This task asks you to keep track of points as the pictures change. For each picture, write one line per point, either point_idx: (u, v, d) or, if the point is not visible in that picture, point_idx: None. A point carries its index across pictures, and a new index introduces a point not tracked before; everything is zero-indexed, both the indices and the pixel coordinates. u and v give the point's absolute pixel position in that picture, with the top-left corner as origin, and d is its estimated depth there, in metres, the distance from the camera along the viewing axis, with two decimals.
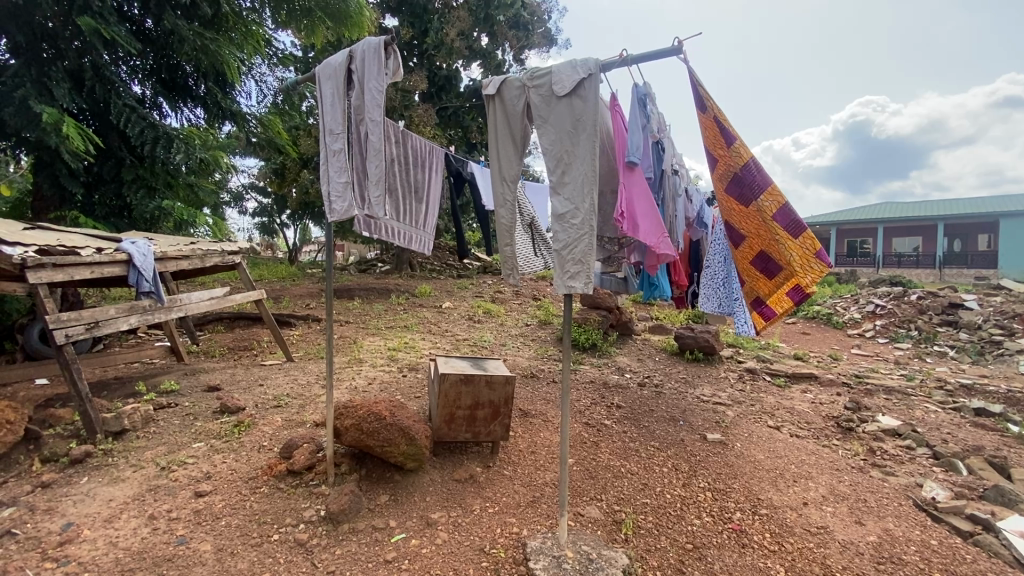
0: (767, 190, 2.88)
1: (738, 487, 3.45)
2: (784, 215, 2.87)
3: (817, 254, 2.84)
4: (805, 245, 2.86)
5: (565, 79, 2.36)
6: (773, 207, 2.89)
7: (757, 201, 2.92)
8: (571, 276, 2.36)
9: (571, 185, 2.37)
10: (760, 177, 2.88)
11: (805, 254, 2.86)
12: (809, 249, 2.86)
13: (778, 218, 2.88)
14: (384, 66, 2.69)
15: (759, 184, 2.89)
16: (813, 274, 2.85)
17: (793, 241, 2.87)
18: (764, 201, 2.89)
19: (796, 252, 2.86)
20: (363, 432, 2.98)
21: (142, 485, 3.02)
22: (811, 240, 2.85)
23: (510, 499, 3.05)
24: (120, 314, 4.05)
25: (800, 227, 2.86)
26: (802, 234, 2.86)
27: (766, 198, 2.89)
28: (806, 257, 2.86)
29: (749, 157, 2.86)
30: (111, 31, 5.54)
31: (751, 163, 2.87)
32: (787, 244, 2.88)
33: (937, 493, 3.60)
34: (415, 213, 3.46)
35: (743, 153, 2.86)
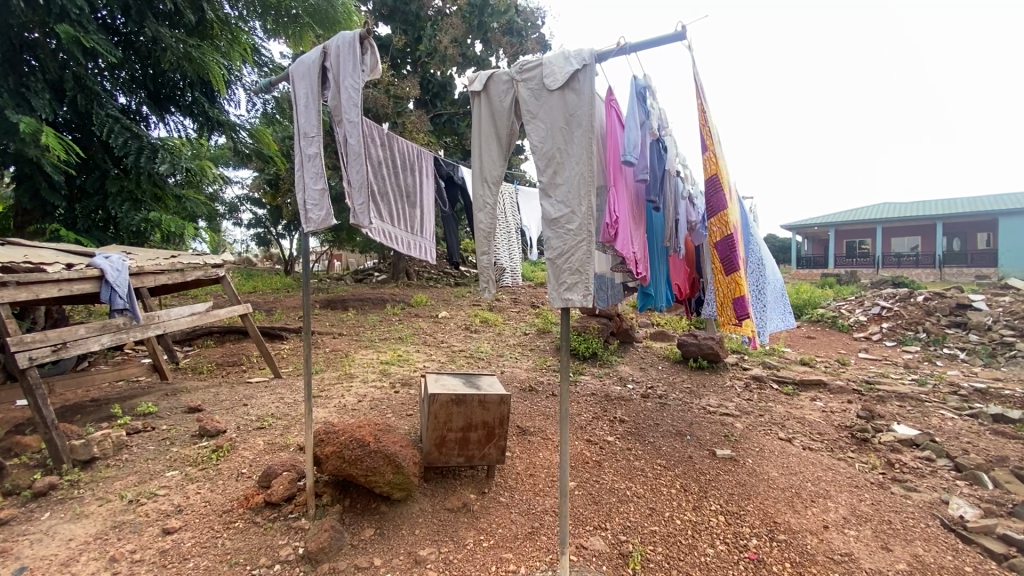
0: (714, 216, 2.81)
1: (752, 509, 3.20)
2: (724, 248, 2.81)
3: (732, 300, 2.86)
4: (728, 287, 2.87)
5: (558, 71, 2.16)
6: (717, 235, 2.82)
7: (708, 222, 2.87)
8: (568, 287, 2.13)
9: (564, 187, 2.15)
10: (712, 202, 2.77)
11: (725, 295, 2.91)
12: (730, 292, 2.87)
13: (721, 248, 2.83)
14: (360, 62, 2.47)
15: (709, 208, 2.81)
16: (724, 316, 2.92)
17: (721, 277, 2.91)
18: (711, 226, 2.83)
19: (721, 288, 2.94)
20: (345, 460, 2.74)
21: (106, 522, 2.77)
22: (733, 284, 2.83)
23: (506, 531, 2.81)
24: (90, 333, 3.81)
25: (732, 264, 2.81)
26: (731, 275, 2.83)
27: (714, 223, 2.81)
28: (726, 297, 2.93)
29: (711, 172, 2.73)
30: (91, 39, 5.31)
31: (715, 177, 2.73)
32: (718, 277, 2.94)
33: (965, 511, 3.33)
34: (408, 218, 3.22)
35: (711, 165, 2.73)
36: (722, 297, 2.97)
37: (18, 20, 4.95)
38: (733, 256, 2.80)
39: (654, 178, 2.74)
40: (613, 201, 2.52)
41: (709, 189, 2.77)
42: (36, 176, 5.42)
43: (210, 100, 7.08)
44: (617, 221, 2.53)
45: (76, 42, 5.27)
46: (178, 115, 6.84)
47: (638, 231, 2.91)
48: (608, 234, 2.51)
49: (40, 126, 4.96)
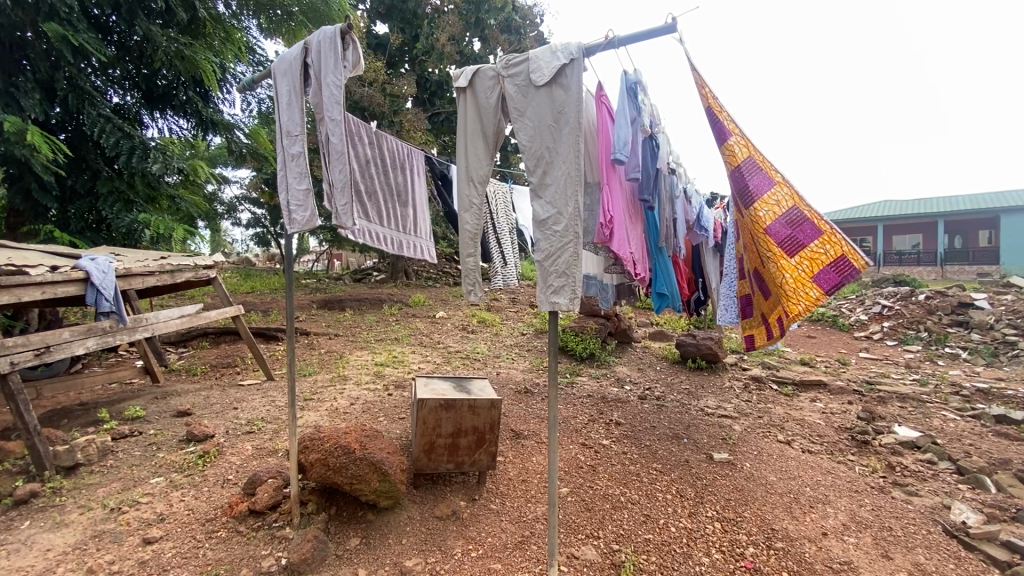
0: (759, 200, 2.59)
1: (749, 515, 3.13)
2: (778, 231, 2.59)
3: (816, 276, 2.52)
4: (800, 267, 2.56)
5: (544, 66, 2.08)
6: (768, 217, 2.59)
7: (750, 210, 2.62)
8: (555, 290, 2.05)
9: (551, 186, 2.07)
10: (754, 185, 2.58)
11: (799, 277, 2.57)
12: (805, 272, 2.55)
13: (774, 232, 2.59)
14: (341, 58, 2.40)
15: (751, 192, 2.59)
16: (806, 300, 2.55)
17: (786, 261, 2.59)
18: (758, 210, 2.59)
19: (787, 274, 2.60)
20: (330, 468, 2.68)
21: (87, 531, 2.71)
22: (807, 261, 2.55)
23: (496, 540, 2.73)
24: (75, 337, 3.73)
25: (798, 241, 2.57)
26: (800, 253, 2.56)
27: (760, 207, 2.59)
28: (799, 281, 2.57)
29: (743, 156, 2.57)
30: (80, 38, 5.23)
31: (745, 163, 2.58)
32: (780, 263, 2.61)
33: (968, 517, 3.25)
34: (399, 217, 3.16)
35: (736, 151, 2.58)
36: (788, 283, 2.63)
37: (8, 19, 4.88)
38: (800, 233, 2.56)
39: (646, 176, 2.67)
40: (605, 200, 2.47)
41: (738, 178, 2.60)
42: (26, 177, 5.32)
43: (205, 99, 7.00)
44: (611, 221, 2.51)
45: (64, 41, 5.19)
46: (172, 115, 6.76)
47: (634, 231, 2.85)
48: (602, 234, 2.48)
49: (27, 126, 4.90)
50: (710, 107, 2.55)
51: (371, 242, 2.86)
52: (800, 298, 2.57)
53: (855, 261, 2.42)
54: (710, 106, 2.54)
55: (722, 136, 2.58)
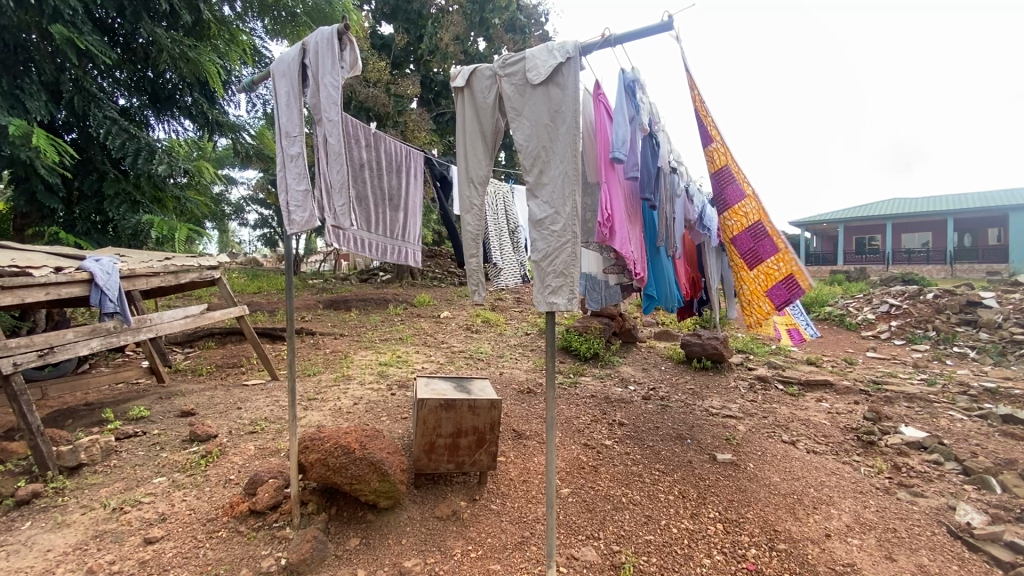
0: (730, 211, 2.71)
1: (752, 516, 3.10)
2: (742, 242, 2.73)
3: (768, 291, 2.71)
4: (757, 280, 2.75)
5: (540, 65, 2.06)
6: (735, 228, 2.73)
7: (721, 218, 2.76)
8: (553, 291, 2.04)
9: (549, 186, 2.06)
10: (728, 195, 2.68)
11: (756, 289, 2.76)
12: (760, 285, 2.74)
13: (739, 242, 2.75)
14: (339, 59, 2.40)
15: (725, 202, 2.71)
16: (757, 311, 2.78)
17: (745, 273, 2.78)
18: (727, 219, 2.73)
19: (746, 285, 2.81)
20: (329, 468, 2.68)
21: (88, 531, 2.73)
22: (762, 276, 2.72)
23: (495, 541, 2.73)
24: (79, 338, 3.76)
25: (758, 256, 2.70)
26: (758, 267, 2.73)
27: (729, 217, 2.72)
28: (755, 293, 2.78)
29: (721, 165, 2.62)
30: (85, 41, 5.28)
31: (724, 170, 2.63)
32: (741, 274, 2.81)
33: (973, 518, 3.21)
34: (390, 221, 3.16)
35: (716, 158, 2.62)
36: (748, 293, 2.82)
37: (12, 22, 4.92)
38: (761, 248, 2.69)
39: (645, 176, 2.64)
40: (605, 199, 2.45)
41: (718, 182, 2.67)
42: (31, 179, 5.37)
43: (209, 101, 7.07)
44: (611, 220, 2.46)
45: (70, 44, 5.23)
46: (176, 116, 6.81)
47: (634, 230, 2.83)
48: (602, 234, 2.45)
49: (32, 129, 4.94)
50: (697, 112, 2.54)
51: (355, 249, 2.87)
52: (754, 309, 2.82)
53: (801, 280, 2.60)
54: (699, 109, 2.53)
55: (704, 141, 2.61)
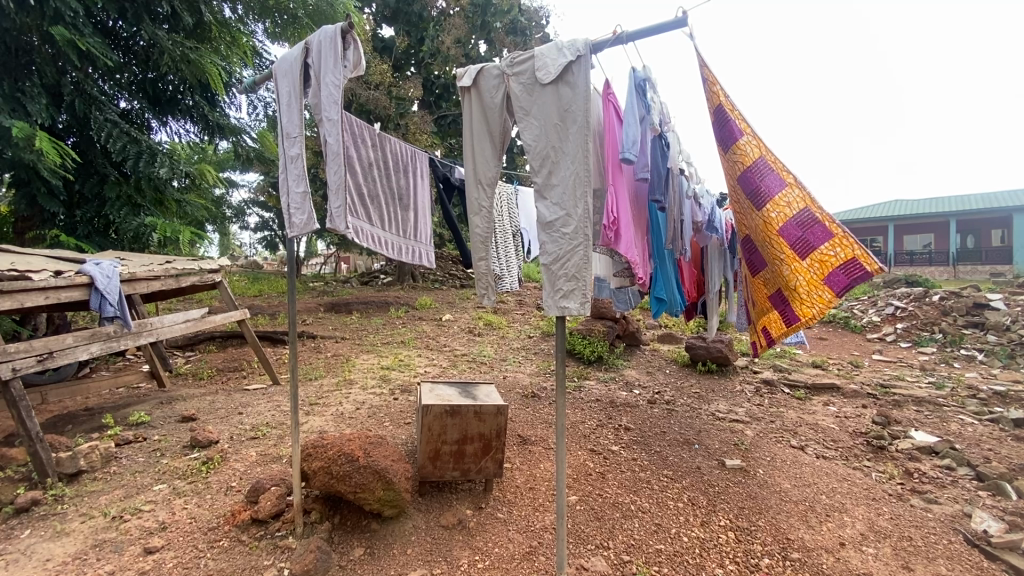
0: (770, 201, 2.42)
1: (764, 524, 3.04)
2: (792, 231, 2.39)
3: (828, 279, 2.31)
4: (812, 269, 2.35)
5: (550, 64, 2.01)
6: (780, 219, 2.41)
7: (762, 210, 2.45)
8: (564, 295, 1.99)
9: (559, 187, 2.01)
10: (765, 185, 2.41)
11: (812, 279, 2.35)
12: (817, 274, 2.34)
13: (788, 232, 2.40)
14: (340, 58, 2.35)
15: (762, 193, 2.42)
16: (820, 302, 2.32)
17: (798, 264, 2.39)
18: (769, 211, 2.42)
19: (799, 276, 2.39)
20: (333, 477, 2.62)
21: (87, 541, 2.67)
22: (818, 264, 2.34)
23: (503, 551, 2.67)
24: (79, 342, 3.71)
25: (810, 246, 2.36)
26: (812, 255, 2.36)
27: (771, 208, 2.42)
28: (812, 284, 2.36)
29: (754, 157, 2.40)
30: (87, 43, 5.24)
31: (756, 165, 2.41)
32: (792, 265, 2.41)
33: (990, 525, 3.14)
34: (401, 221, 3.10)
35: (747, 152, 2.40)
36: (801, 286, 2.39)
37: (13, 24, 4.88)
38: (811, 235, 2.37)
39: (655, 176, 2.60)
40: (612, 201, 2.38)
41: (747, 181, 2.44)
42: (33, 182, 5.33)
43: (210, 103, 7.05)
44: (617, 223, 2.40)
45: (71, 46, 5.20)
46: (177, 119, 6.79)
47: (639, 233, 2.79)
48: (607, 237, 2.40)
49: (36, 132, 4.91)
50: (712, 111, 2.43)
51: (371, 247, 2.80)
52: (813, 301, 2.35)
53: (866, 264, 2.20)
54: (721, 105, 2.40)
55: (732, 136, 2.41)
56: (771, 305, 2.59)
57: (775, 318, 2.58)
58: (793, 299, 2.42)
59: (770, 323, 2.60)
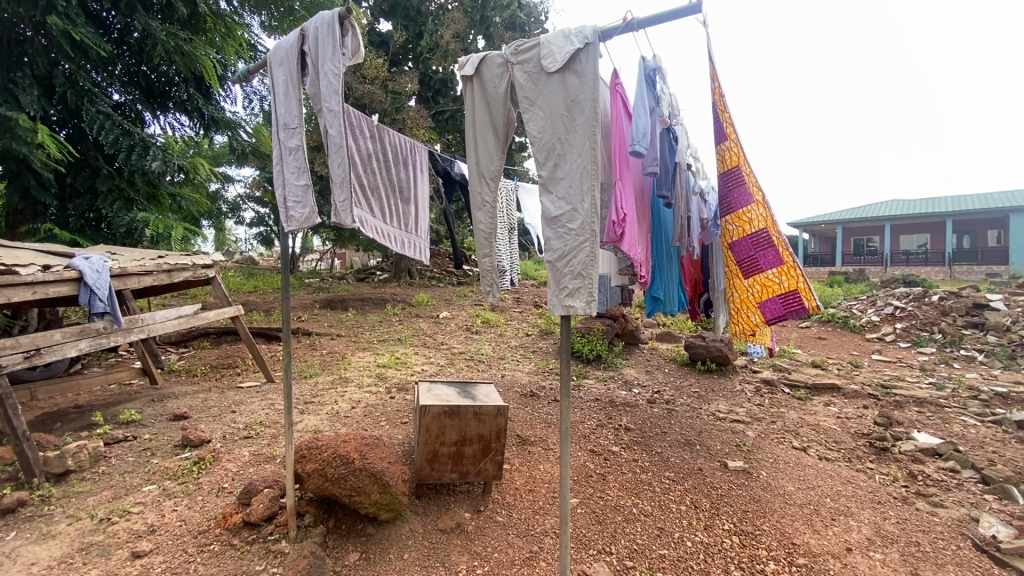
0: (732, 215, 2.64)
1: (769, 528, 2.98)
2: (741, 250, 2.67)
3: (761, 302, 2.66)
4: (750, 289, 2.69)
5: (556, 51, 1.93)
6: (736, 233, 2.66)
7: (722, 222, 2.69)
8: (569, 293, 1.91)
9: (565, 181, 1.93)
10: (732, 198, 2.60)
11: (748, 298, 2.71)
12: (754, 295, 2.68)
13: (738, 250, 2.69)
14: (340, 45, 2.25)
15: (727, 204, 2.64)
16: (747, 319, 2.73)
17: (740, 281, 2.73)
18: (728, 225, 2.66)
19: (737, 292, 2.75)
20: (327, 479, 2.55)
21: (73, 544, 2.58)
22: (759, 287, 2.65)
23: (502, 556, 2.59)
24: (67, 339, 3.61)
25: (755, 268, 2.64)
26: (753, 277, 2.66)
27: (731, 222, 2.65)
28: (745, 301, 2.73)
29: (731, 165, 2.55)
30: (80, 33, 5.10)
31: (734, 171, 2.56)
32: (735, 281, 2.75)
33: (998, 530, 3.09)
34: (401, 214, 3.01)
35: (727, 157, 2.56)
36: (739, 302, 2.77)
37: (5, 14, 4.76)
38: (759, 259, 2.62)
39: (664, 171, 2.56)
40: (620, 196, 2.30)
41: (726, 182, 2.60)
42: (24, 174, 5.21)
43: (205, 96, 6.93)
44: (624, 219, 2.32)
45: (64, 36, 5.06)
46: (172, 111, 6.66)
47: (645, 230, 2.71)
48: (614, 233, 2.31)
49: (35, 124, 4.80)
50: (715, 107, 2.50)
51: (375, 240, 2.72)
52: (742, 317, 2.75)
53: (804, 300, 2.52)
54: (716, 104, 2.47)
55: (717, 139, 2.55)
56: None
57: None
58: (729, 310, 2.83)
59: None
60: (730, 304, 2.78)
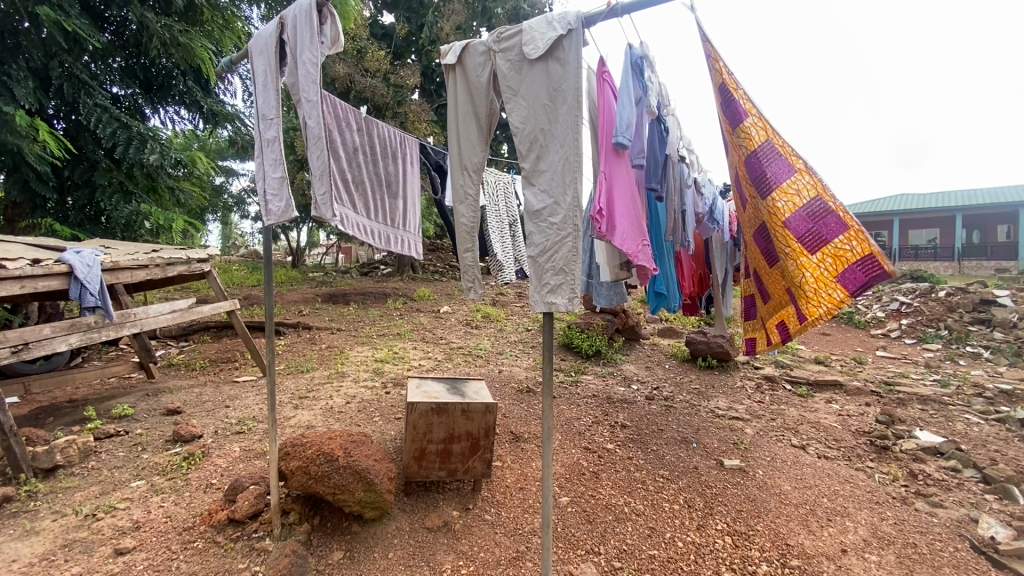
0: (779, 187, 2.12)
1: (763, 529, 2.92)
2: (803, 221, 2.09)
3: (841, 276, 2.02)
4: (823, 266, 2.06)
5: (538, 38, 1.86)
6: (788, 207, 2.11)
7: (766, 199, 2.16)
8: (551, 290, 1.85)
9: (547, 174, 1.87)
10: (772, 171, 2.12)
11: (821, 277, 2.07)
12: (829, 271, 2.05)
13: (796, 223, 2.10)
14: (318, 33, 2.20)
15: (767, 180, 2.14)
16: (828, 301, 2.04)
17: (806, 258, 2.10)
18: (775, 200, 2.13)
19: (807, 273, 2.10)
20: (312, 478, 2.51)
21: (57, 540, 2.56)
22: (829, 258, 2.05)
23: (488, 556, 2.56)
24: (57, 333, 3.61)
25: (823, 236, 2.06)
26: (823, 249, 2.06)
27: (778, 197, 2.12)
28: (821, 282, 2.07)
29: (761, 141, 2.11)
30: (73, 24, 5.02)
31: (763, 149, 2.12)
32: (800, 260, 2.12)
33: (997, 532, 3.02)
34: (389, 209, 2.95)
35: (753, 135, 2.12)
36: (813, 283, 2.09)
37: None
38: (822, 227, 2.06)
39: (653, 164, 2.46)
40: (605, 189, 2.17)
41: (756, 165, 2.15)
42: (21, 168, 5.14)
43: (204, 89, 6.87)
44: (612, 211, 2.18)
45: (57, 27, 4.99)
46: (170, 105, 6.63)
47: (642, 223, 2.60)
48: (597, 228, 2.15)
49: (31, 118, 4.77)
50: (725, 85, 2.14)
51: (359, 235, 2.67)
52: (822, 300, 2.06)
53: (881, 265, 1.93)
54: (726, 83, 2.13)
55: (737, 117, 2.13)
56: (786, 300, 2.25)
57: (790, 313, 2.24)
58: (798, 298, 2.15)
59: (786, 318, 2.26)
60: (801, 288, 2.11)
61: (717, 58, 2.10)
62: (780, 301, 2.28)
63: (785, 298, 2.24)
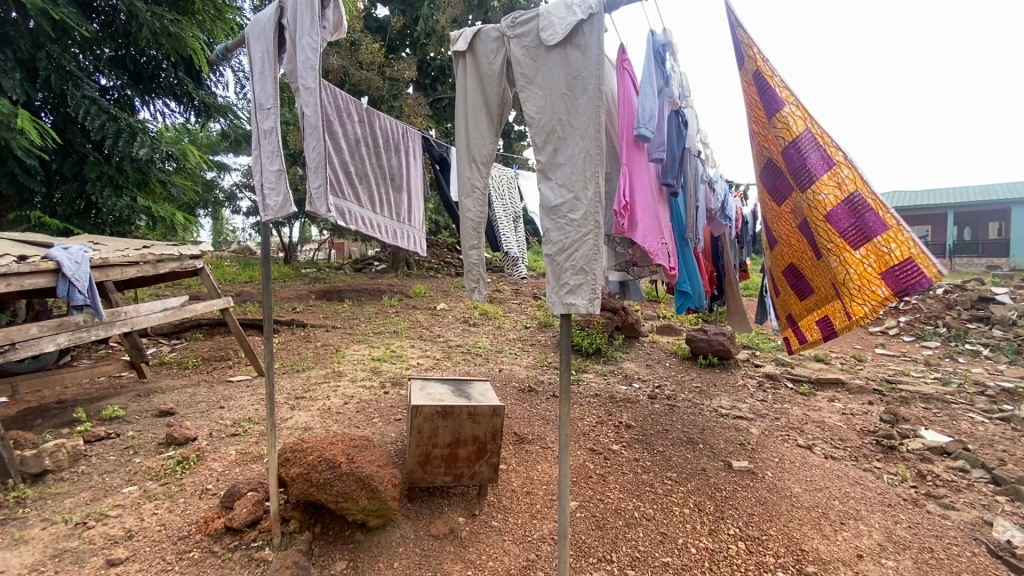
0: (818, 179, 2.04)
1: (776, 533, 2.86)
2: (843, 217, 2.02)
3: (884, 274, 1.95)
4: (867, 263, 2.00)
5: (557, 22, 1.75)
6: (829, 200, 2.03)
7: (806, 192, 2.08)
8: (570, 290, 1.76)
9: (566, 167, 1.77)
10: (811, 162, 2.04)
11: (864, 274, 2.01)
12: (872, 268, 1.99)
13: (837, 218, 2.03)
14: (319, 17, 2.08)
15: (806, 172, 2.06)
16: (869, 300, 2.00)
17: (849, 255, 2.03)
18: (818, 193, 2.05)
19: (850, 270, 2.04)
20: (312, 484, 2.40)
21: (46, 551, 2.44)
22: (871, 257, 1.98)
23: (497, 564, 2.48)
24: (44, 333, 3.48)
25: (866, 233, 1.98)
26: (867, 245, 1.99)
27: (819, 189, 2.04)
28: (865, 279, 2.01)
29: (800, 130, 2.03)
30: (60, 12, 4.82)
31: (803, 138, 2.03)
32: (843, 257, 2.05)
33: (1012, 535, 2.96)
34: (392, 203, 2.84)
35: (791, 124, 2.04)
36: (857, 280, 2.04)
37: None
38: (864, 223, 1.98)
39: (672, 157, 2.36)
40: (628, 184, 2.12)
41: (795, 156, 2.07)
42: (7, 161, 4.92)
43: (196, 81, 6.68)
44: (633, 208, 2.13)
45: (43, 15, 4.79)
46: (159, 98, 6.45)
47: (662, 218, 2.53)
48: (619, 224, 2.12)
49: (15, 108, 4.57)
50: (759, 73, 2.04)
51: (361, 229, 2.56)
52: (867, 298, 2.01)
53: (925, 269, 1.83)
54: (760, 70, 2.03)
55: (774, 105, 2.04)
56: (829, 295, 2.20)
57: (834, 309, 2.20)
58: (840, 294, 2.11)
59: (831, 313, 2.21)
60: (843, 285, 2.07)
61: (751, 44, 2.02)
62: (822, 297, 2.24)
63: (827, 294, 2.21)
